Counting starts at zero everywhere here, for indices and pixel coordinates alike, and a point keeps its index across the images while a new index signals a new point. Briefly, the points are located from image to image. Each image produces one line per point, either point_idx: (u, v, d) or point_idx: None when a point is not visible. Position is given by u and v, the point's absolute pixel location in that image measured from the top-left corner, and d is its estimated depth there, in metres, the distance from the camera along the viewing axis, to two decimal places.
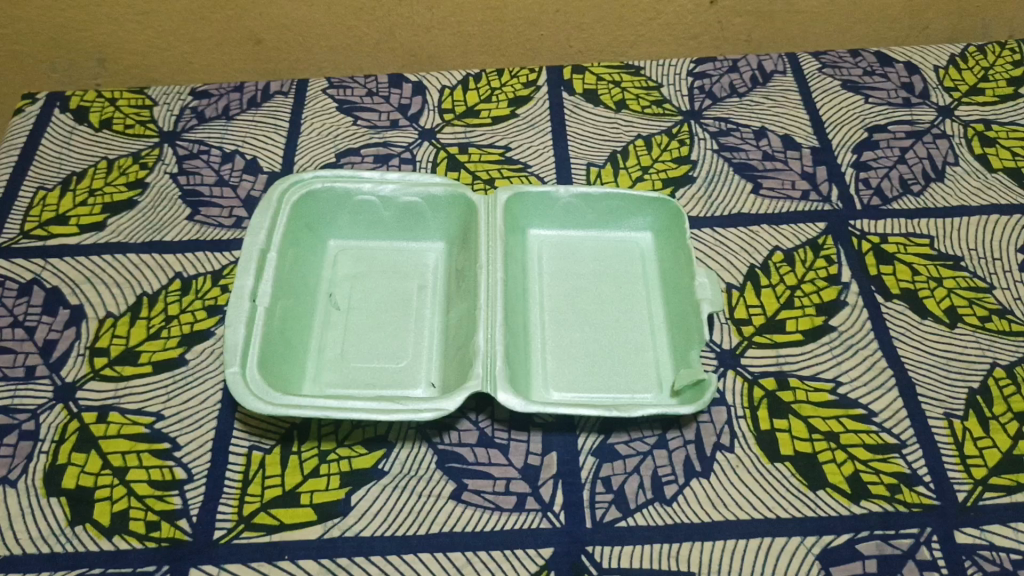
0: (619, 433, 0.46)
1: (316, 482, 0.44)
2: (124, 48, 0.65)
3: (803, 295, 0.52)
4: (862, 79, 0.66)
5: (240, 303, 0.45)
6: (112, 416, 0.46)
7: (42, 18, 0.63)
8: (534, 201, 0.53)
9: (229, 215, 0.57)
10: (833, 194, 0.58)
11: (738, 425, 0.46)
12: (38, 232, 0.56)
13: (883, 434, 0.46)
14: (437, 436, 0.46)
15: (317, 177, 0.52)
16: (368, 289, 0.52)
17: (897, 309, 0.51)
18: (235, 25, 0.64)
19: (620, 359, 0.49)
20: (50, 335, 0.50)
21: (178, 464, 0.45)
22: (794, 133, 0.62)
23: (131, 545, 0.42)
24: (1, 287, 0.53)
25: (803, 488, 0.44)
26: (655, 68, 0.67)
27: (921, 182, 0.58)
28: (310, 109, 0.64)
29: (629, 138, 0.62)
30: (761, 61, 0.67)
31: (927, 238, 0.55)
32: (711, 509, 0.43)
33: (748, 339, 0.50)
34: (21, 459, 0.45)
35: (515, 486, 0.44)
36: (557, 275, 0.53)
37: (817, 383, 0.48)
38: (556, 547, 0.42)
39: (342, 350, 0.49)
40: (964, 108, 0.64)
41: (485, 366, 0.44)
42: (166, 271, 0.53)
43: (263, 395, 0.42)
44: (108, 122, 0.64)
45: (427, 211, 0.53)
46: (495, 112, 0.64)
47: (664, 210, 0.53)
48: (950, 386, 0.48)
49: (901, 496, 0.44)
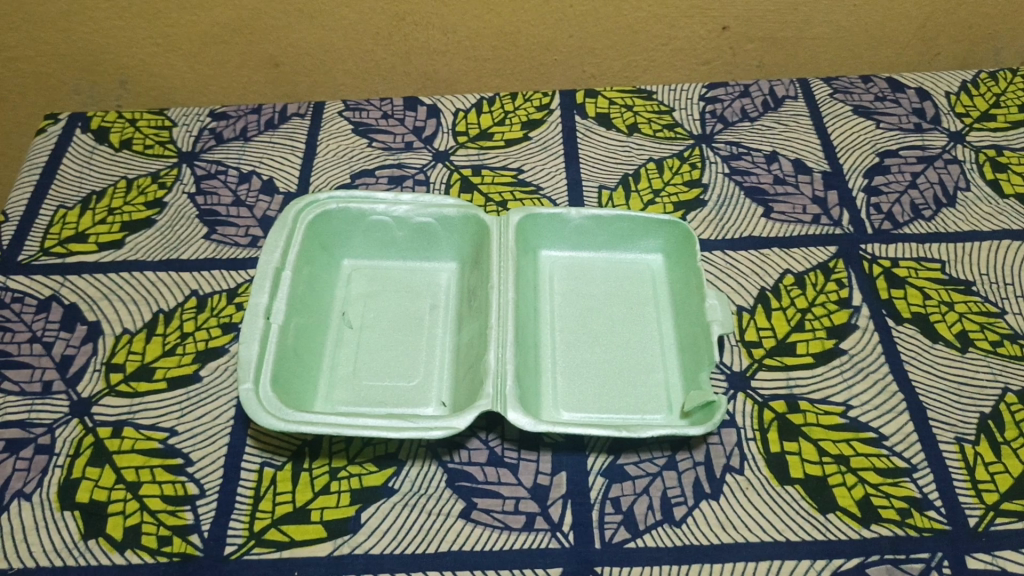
0: (629, 454, 0.46)
1: (327, 499, 0.44)
2: (146, 70, 0.67)
3: (814, 318, 0.52)
4: (874, 104, 0.66)
5: (255, 321, 0.45)
6: (127, 431, 0.47)
7: (66, 41, 0.64)
8: (546, 222, 0.54)
9: (245, 234, 0.57)
10: (844, 218, 0.58)
11: (748, 447, 0.46)
12: (57, 249, 0.57)
13: (893, 458, 0.46)
14: (447, 454, 0.46)
15: (332, 198, 0.53)
16: (381, 308, 0.53)
17: (908, 332, 0.51)
18: (254, 49, 0.65)
19: (630, 380, 0.49)
20: (67, 351, 0.51)
21: (190, 480, 0.45)
22: (806, 157, 0.62)
23: (142, 559, 0.42)
24: (20, 303, 0.53)
25: (813, 511, 0.44)
26: (667, 93, 0.68)
27: (932, 207, 0.58)
28: (326, 131, 0.65)
29: (641, 161, 0.62)
30: (773, 87, 0.68)
31: (938, 263, 0.55)
32: (721, 531, 0.43)
33: (759, 361, 0.50)
34: (37, 473, 0.46)
35: (524, 505, 0.44)
36: (568, 295, 0.53)
37: (828, 407, 0.48)
38: (565, 567, 0.42)
39: (354, 368, 0.50)
40: (976, 133, 0.64)
41: (496, 385, 0.44)
42: (183, 288, 0.54)
43: (276, 411, 0.42)
44: (128, 142, 0.65)
45: (441, 231, 0.54)
46: (509, 135, 0.64)
47: (675, 232, 0.53)
48: (962, 410, 0.48)
49: (911, 521, 0.43)
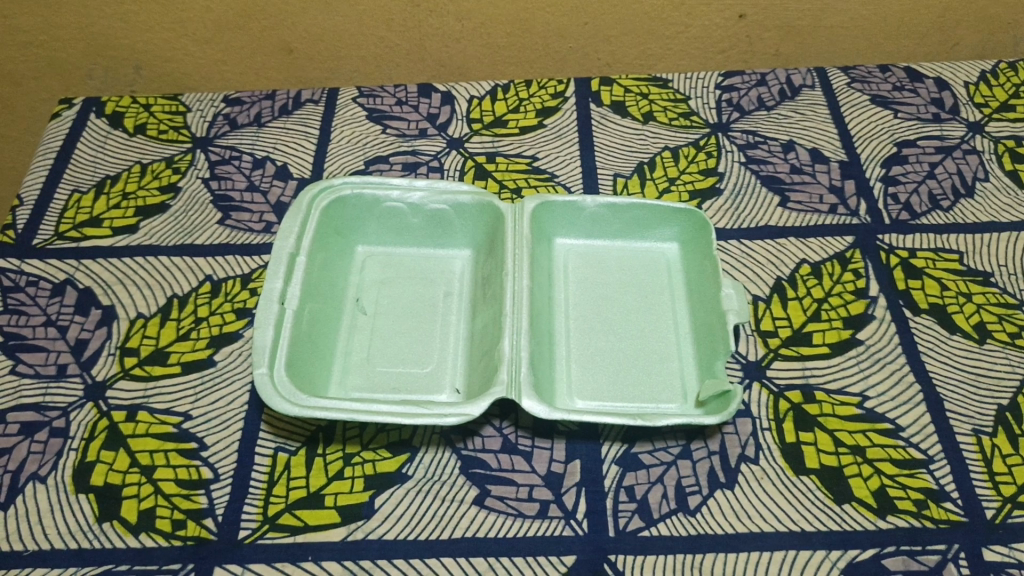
0: (644, 442, 0.46)
1: (340, 484, 0.44)
2: (160, 55, 0.67)
3: (830, 308, 0.51)
4: (892, 94, 0.66)
5: (270, 305, 0.45)
6: (141, 415, 0.47)
7: (81, 25, 0.64)
8: (561, 210, 0.53)
9: (260, 220, 0.57)
10: (861, 207, 0.58)
11: (763, 437, 0.46)
12: (72, 234, 0.57)
13: (910, 449, 0.45)
14: (461, 441, 0.46)
15: (347, 183, 0.53)
16: (395, 294, 0.53)
17: (925, 323, 0.51)
18: (268, 35, 0.65)
19: (645, 369, 0.49)
20: (82, 335, 0.51)
21: (204, 464, 0.45)
22: (823, 147, 0.62)
23: (157, 542, 0.43)
24: (35, 287, 0.53)
25: (828, 501, 0.44)
26: (683, 81, 0.67)
27: (950, 198, 0.58)
28: (340, 117, 0.65)
29: (656, 150, 0.62)
30: (790, 76, 0.67)
31: (956, 254, 0.54)
32: (736, 521, 0.43)
33: (775, 351, 0.49)
34: (52, 456, 0.46)
35: (537, 493, 0.44)
36: (583, 283, 0.53)
37: (844, 397, 0.47)
38: (579, 555, 0.42)
39: (368, 354, 0.50)
40: (995, 124, 0.63)
41: (511, 372, 0.44)
42: (197, 274, 0.54)
43: (291, 397, 0.42)
44: (142, 128, 0.65)
45: (455, 218, 0.54)
46: (524, 122, 0.64)
47: (691, 221, 0.53)
48: (979, 403, 0.47)
49: (928, 512, 0.43)
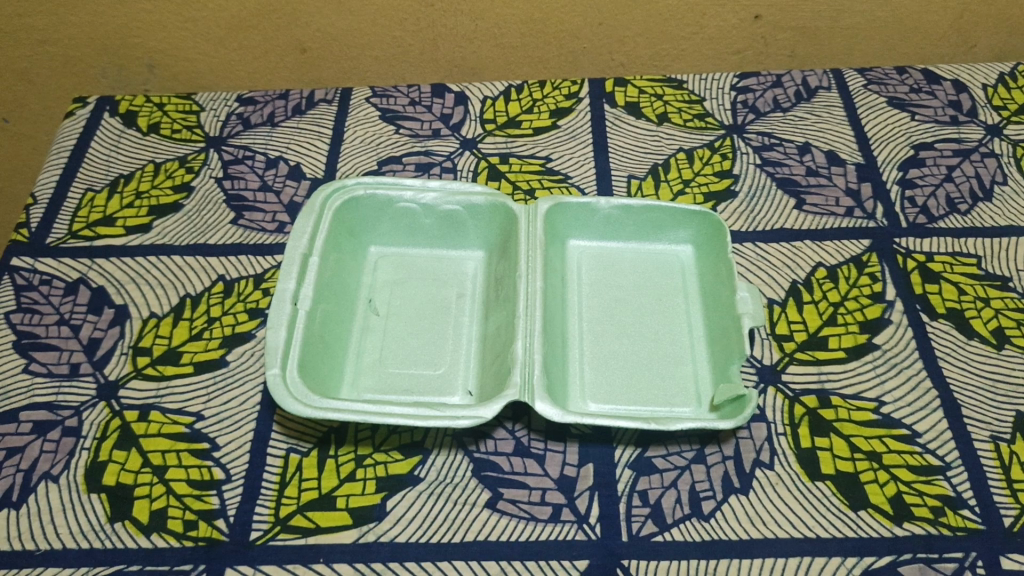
0: (657, 447, 0.46)
1: (352, 486, 0.44)
2: (174, 54, 0.67)
3: (846, 312, 0.51)
4: (909, 96, 0.65)
5: (282, 305, 0.45)
6: (153, 415, 0.47)
7: (96, 24, 0.64)
8: (575, 212, 0.53)
9: (272, 220, 0.57)
10: (878, 211, 0.57)
11: (779, 442, 0.46)
12: (85, 233, 0.57)
13: (927, 455, 0.45)
14: (473, 444, 0.46)
15: (360, 184, 0.52)
16: (408, 295, 0.52)
17: (943, 328, 0.50)
18: (282, 34, 0.65)
19: (659, 372, 0.48)
20: (95, 334, 0.51)
21: (216, 464, 0.45)
22: (839, 149, 0.61)
23: (168, 543, 0.42)
24: (48, 286, 0.53)
25: (843, 508, 0.43)
26: (698, 82, 0.67)
27: (968, 202, 0.57)
28: (353, 117, 0.65)
29: (670, 151, 0.62)
30: (805, 77, 0.67)
31: (974, 258, 0.54)
32: (751, 527, 0.43)
33: (790, 355, 0.49)
34: (64, 455, 0.46)
35: (549, 497, 0.44)
36: (596, 285, 0.53)
37: (860, 403, 0.47)
38: (591, 560, 0.42)
39: (380, 355, 0.49)
40: (1013, 127, 0.63)
41: (523, 374, 0.44)
42: (209, 274, 0.54)
43: (303, 398, 0.42)
44: (156, 127, 0.65)
45: (468, 219, 0.53)
46: (537, 123, 0.64)
47: (706, 223, 0.52)
48: (997, 408, 0.47)
49: (945, 519, 0.43)
